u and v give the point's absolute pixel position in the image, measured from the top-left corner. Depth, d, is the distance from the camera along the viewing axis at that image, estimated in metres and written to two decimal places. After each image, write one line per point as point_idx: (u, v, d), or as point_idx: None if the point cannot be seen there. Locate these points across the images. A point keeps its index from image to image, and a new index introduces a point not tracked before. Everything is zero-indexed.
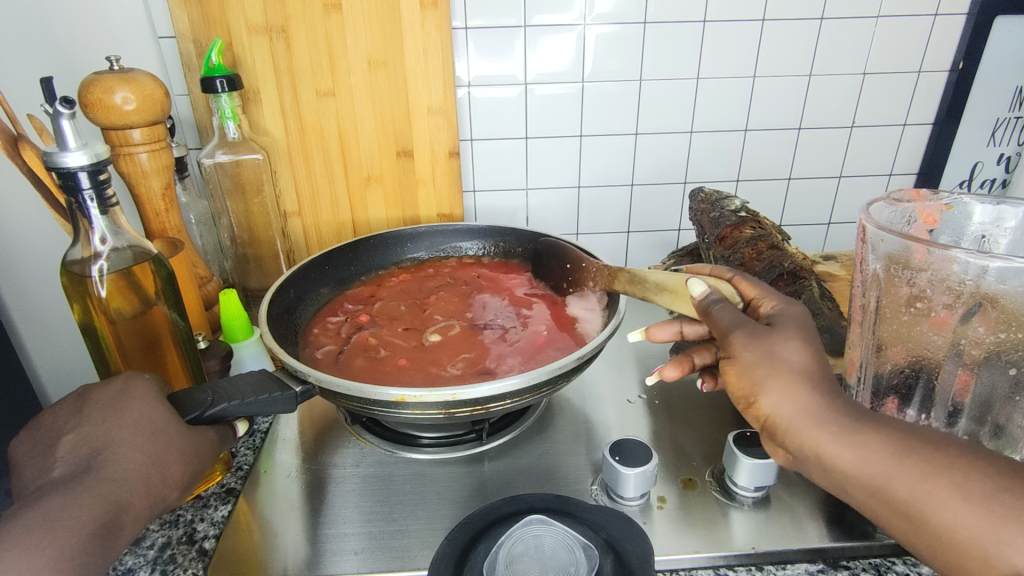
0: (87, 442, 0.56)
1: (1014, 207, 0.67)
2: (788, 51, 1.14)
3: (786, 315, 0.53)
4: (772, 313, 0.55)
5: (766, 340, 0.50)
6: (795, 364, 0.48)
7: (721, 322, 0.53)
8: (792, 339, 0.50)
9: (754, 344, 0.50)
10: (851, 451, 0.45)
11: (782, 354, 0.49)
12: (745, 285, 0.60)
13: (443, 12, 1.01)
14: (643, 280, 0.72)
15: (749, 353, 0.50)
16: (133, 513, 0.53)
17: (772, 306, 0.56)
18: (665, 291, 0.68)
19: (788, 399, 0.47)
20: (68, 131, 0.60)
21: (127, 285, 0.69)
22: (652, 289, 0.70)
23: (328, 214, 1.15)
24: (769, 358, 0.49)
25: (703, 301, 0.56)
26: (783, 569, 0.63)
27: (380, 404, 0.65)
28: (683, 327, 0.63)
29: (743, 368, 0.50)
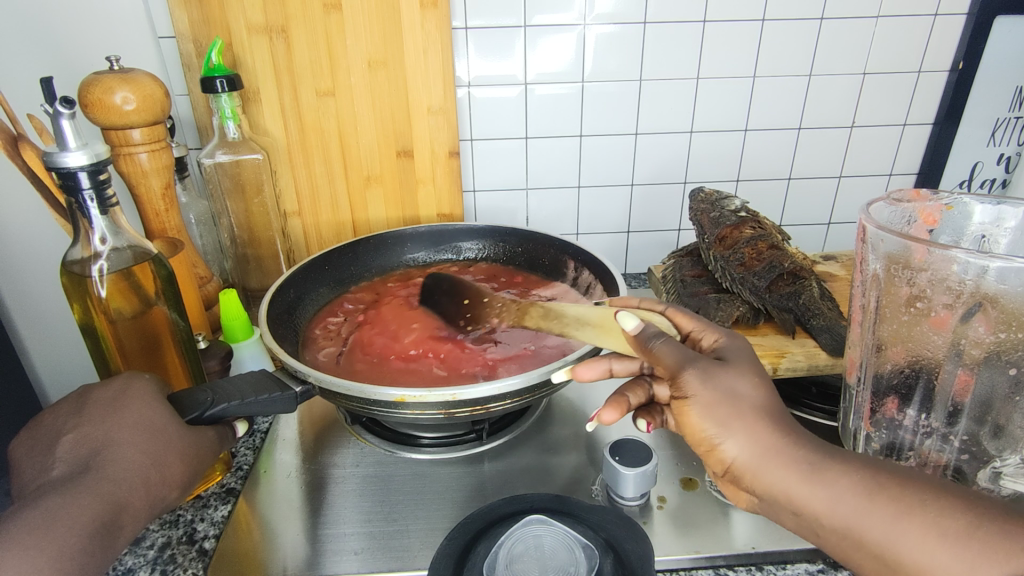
0: (87, 442, 0.56)
1: (1014, 207, 0.67)
2: (788, 51, 1.14)
3: (733, 348, 0.53)
4: (716, 346, 0.55)
5: (721, 377, 0.49)
6: (753, 401, 0.48)
7: (665, 360, 0.51)
8: (747, 375, 0.50)
9: (709, 384, 0.49)
10: (821, 492, 0.45)
11: (740, 391, 0.49)
12: (682, 317, 0.59)
13: (443, 12, 1.01)
14: (562, 316, 0.72)
15: (706, 392, 0.48)
16: (133, 513, 0.53)
17: (715, 339, 0.56)
18: (589, 327, 0.67)
19: (750, 443, 0.47)
20: (68, 131, 0.60)
21: (127, 285, 0.69)
22: (572, 323, 0.70)
23: (328, 214, 1.15)
24: (728, 398, 0.48)
25: (640, 336, 0.53)
26: (783, 570, 0.63)
27: (380, 404, 0.65)
28: (612, 364, 0.58)
29: (702, 408, 0.48)
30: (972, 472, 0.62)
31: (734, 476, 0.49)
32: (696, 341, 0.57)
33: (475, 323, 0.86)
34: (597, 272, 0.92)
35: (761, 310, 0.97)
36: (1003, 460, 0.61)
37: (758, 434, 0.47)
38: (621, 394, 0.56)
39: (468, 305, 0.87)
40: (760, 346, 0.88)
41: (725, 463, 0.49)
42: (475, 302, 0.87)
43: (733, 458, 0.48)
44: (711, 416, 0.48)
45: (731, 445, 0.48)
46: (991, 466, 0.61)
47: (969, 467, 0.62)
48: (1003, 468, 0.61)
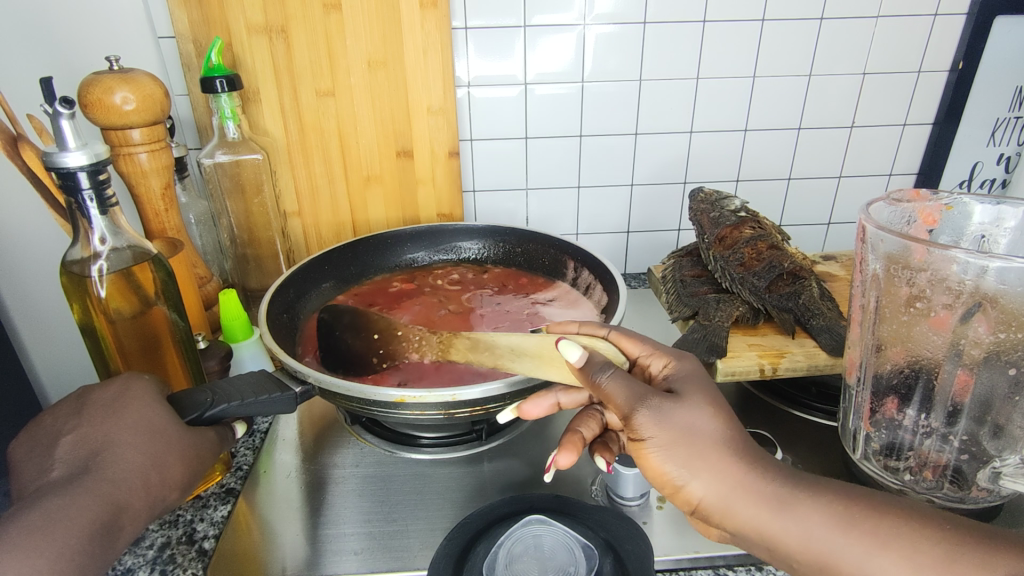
0: (86, 443, 0.56)
1: (1014, 207, 0.67)
2: (788, 51, 1.14)
3: (682, 376, 0.54)
4: (667, 373, 0.56)
5: (674, 413, 0.49)
6: (710, 434, 0.48)
7: (615, 398, 0.51)
8: (702, 407, 0.50)
9: (664, 424, 0.49)
10: (790, 526, 0.45)
11: (698, 426, 0.49)
12: (628, 342, 0.60)
13: (443, 12, 1.01)
14: (492, 347, 0.70)
15: (662, 433, 0.49)
16: (132, 514, 0.53)
17: (664, 367, 0.57)
18: (527, 357, 0.66)
19: (715, 482, 0.47)
20: (68, 131, 0.60)
21: (127, 286, 0.69)
22: (506, 355, 0.68)
23: (327, 214, 1.15)
24: (684, 435, 0.48)
25: (588, 371, 0.53)
26: (784, 570, 0.63)
27: (380, 404, 0.65)
28: (559, 398, 0.62)
29: (661, 449, 0.49)
30: (972, 472, 0.62)
31: (705, 514, 0.49)
32: (645, 367, 0.59)
33: (391, 360, 0.77)
34: (597, 272, 0.93)
35: (762, 310, 0.96)
36: (1002, 460, 0.61)
37: (722, 473, 0.47)
38: (574, 432, 0.60)
39: (379, 340, 0.78)
40: (760, 347, 0.88)
41: (692, 503, 0.49)
42: (388, 336, 0.78)
43: (701, 497, 0.48)
44: (672, 459, 0.48)
45: (697, 486, 0.48)
46: (991, 466, 0.61)
47: (969, 467, 0.62)
48: (1002, 468, 0.60)
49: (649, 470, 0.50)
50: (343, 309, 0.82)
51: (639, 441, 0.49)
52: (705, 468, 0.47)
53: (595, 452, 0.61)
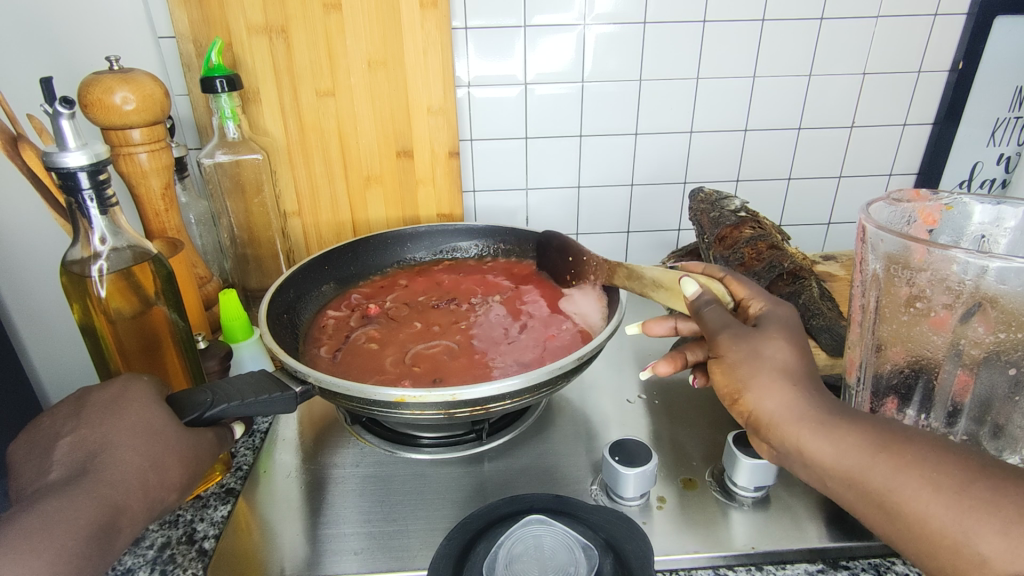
0: (84, 445, 0.56)
1: (1014, 207, 0.67)
2: (788, 51, 1.14)
3: (774, 317, 0.55)
4: (760, 313, 0.56)
5: (751, 340, 0.52)
6: (778, 362, 0.50)
7: (709, 323, 0.55)
8: (777, 341, 0.51)
9: (739, 343, 0.52)
10: (829, 444, 0.47)
11: (768, 355, 0.51)
12: (737, 285, 0.60)
13: (443, 12, 1.01)
14: (641, 277, 0.73)
15: (734, 352, 0.52)
16: (131, 515, 0.53)
17: (761, 306, 0.57)
18: (663, 289, 0.69)
19: (770, 396, 0.49)
20: (68, 131, 0.60)
21: (127, 286, 0.69)
22: (648, 285, 0.71)
23: (328, 214, 1.15)
24: (753, 357, 0.51)
25: (695, 302, 0.56)
26: (784, 570, 0.63)
27: (380, 404, 0.65)
28: (677, 322, 0.64)
29: (729, 364, 0.51)
30: None
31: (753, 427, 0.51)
32: (747, 308, 0.59)
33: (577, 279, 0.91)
34: None
35: None
36: (1004, 459, 0.61)
37: (778, 388, 0.49)
38: (679, 350, 0.61)
39: (572, 262, 0.93)
40: None
41: (747, 413, 0.51)
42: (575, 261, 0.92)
43: (752, 410, 0.50)
44: (735, 372, 0.51)
45: (752, 396, 0.50)
46: None
47: None
48: None
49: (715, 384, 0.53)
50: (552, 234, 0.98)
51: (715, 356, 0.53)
52: (764, 383, 0.49)
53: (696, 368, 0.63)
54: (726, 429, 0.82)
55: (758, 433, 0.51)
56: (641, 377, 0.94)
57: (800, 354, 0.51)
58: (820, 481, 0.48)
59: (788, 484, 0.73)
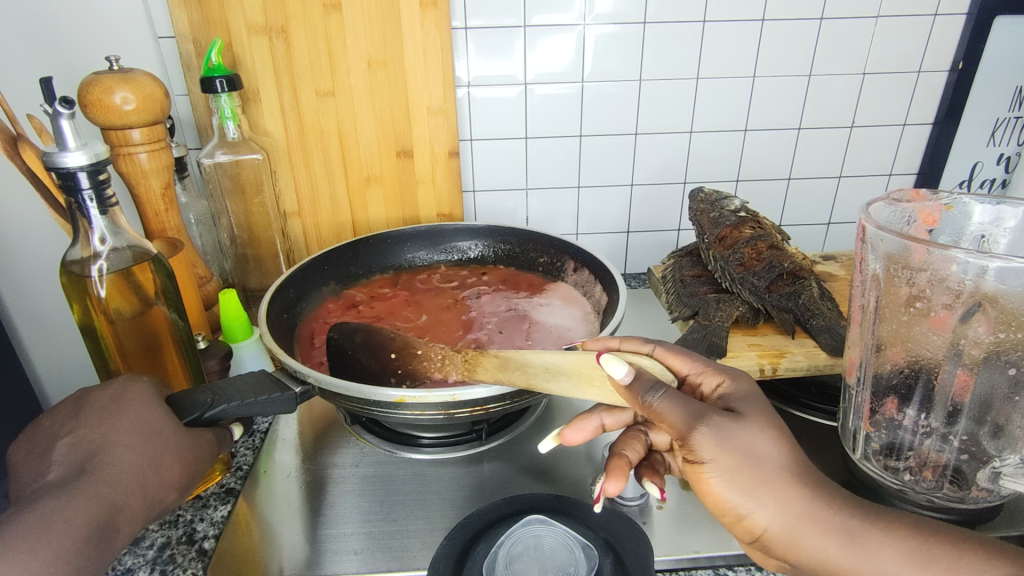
0: (82, 445, 0.56)
1: (1014, 207, 0.67)
2: (788, 51, 1.14)
3: (739, 395, 0.53)
4: (721, 392, 0.55)
5: (740, 436, 0.48)
6: (775, 460, 0.48)
7: (668, 417, 0.49)
8: (763, 432, 0.49)
9: (728, 446, 0.48)
10: (861, 560, 0.45)
11: (759, 451, 0.48)
12: (677, 360, 0.59)
13: (443, 12, 1.01)
14: (524, 365, 0.65)
15: (726, 456, 0.47)
16: (129, 515, 0.53)
17: (716, 386, 0.56)
18: (565, 376, 0.62)
19: (780, 513, 0.47)
20: (68, 132, 0.60)
21: (127, 286, 0.69)
22: (540, 373, 0.64)
23: (327, 214, 1.15)
24: (750, 458, 0.47)
25: (639, 393, 0.51)
26: None
27: (380, 405, 0.65)
28: (603, 419, 0.62)
29: (720, 473, 0.47)
30: (972, 472, 0.62)
31: (766, 544, 0.49)
32: (696, 386, 0.58)
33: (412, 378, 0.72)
34: (597, 272, 0.93)
35: (762, 311, 0.96)
36: (1002, 460, 0.60)
37: (790, 503, 0.47)
38: (619, 453, 0.58)
39: (397, 360, 0.73)
40: (760, 347, 0.88)
41: (756, 530, 0.48)
42: (405, 355, 0.73)
43: (764, 528, 0.47)
44: (735, 485, 0.47)
45: (762, 515, 0.47)
46: (991, 466, 0.61)
47: (969, 467, 0.62)
48: (1003, 468, 0.60)
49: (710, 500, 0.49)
50: (354, 328, 0.75)
51: (696, 463, 0.48)
52: (769, 494, 0.47)
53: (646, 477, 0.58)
54: None
55: (771, 551, 0.49)
56: None
57: (788, 447, 0.49)
58: None
59: None
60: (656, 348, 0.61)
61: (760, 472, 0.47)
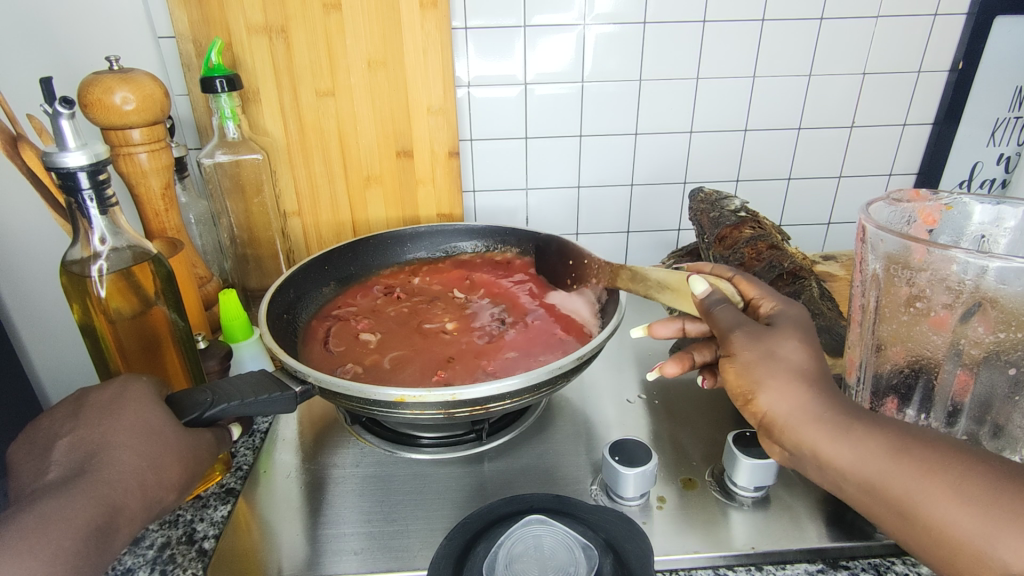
0: (82, 445, 0.56)
1: (1014, 207, 0.67)
2: (788, 50, 1.14)
3: (787, 316, 0.55)
4: (772, 313, 0.56)
5: (767, 340, 0.51)
6: (793, 363, 0.50)
7: (720, 323, 0.55)
8: (791, 340, 0.52)
9: (753, 344, 0.52)
10: (845, 448, 0.47)
11: (783, 354, 0.51)
12: (745, 285, 0.60)
13: (443, 12, 1.01)
14: (644, 279, 0.71)
15: (749, 352, 0.52)
16: (129, 515, 0.53)
17: (772, 306, 0.57)
18: (668, 291, 0.68)
19: (783, 398, 0.49)
20: (68, 132, 0.60)
21: (127, 285, 0.69)
22: (653, 288, 0.70)
23: (328, 214, 1.15)
24: (768, 358, 0.51)
25: (704, 300, 0.57)
26: (783, 570, 0.63)
27: (380, 404, 0.65)
28: (685, 324, 0.66)
29: (742, 363, 0.52)
30: None
31: (766, 428, 0.51)
32: (757, 308, 0.59)
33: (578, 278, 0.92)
34: None
35: None
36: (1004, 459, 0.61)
37: (791, 391, 0.49)
38: (686, 352, 0.63)
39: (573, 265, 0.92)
40: None
41: (761, 414, 0.51)
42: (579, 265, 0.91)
43: (766, 411, 0.50)
44: (748, 373, 0.51)
45: (768, 397, 0.50)
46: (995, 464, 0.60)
47: None
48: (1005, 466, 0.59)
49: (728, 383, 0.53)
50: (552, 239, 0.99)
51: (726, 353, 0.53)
52: (776, 383, 0.49)
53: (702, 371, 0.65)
54: (726, 428, 0.82)
55: (770, 435, 0.51)
56: (641, 378, 0.94)
57: (813, 355, 0.51)
58: (835, 484, 0.49)
59: (789, 484, 0.73)
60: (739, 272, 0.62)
61: (776, 367, 0.50)
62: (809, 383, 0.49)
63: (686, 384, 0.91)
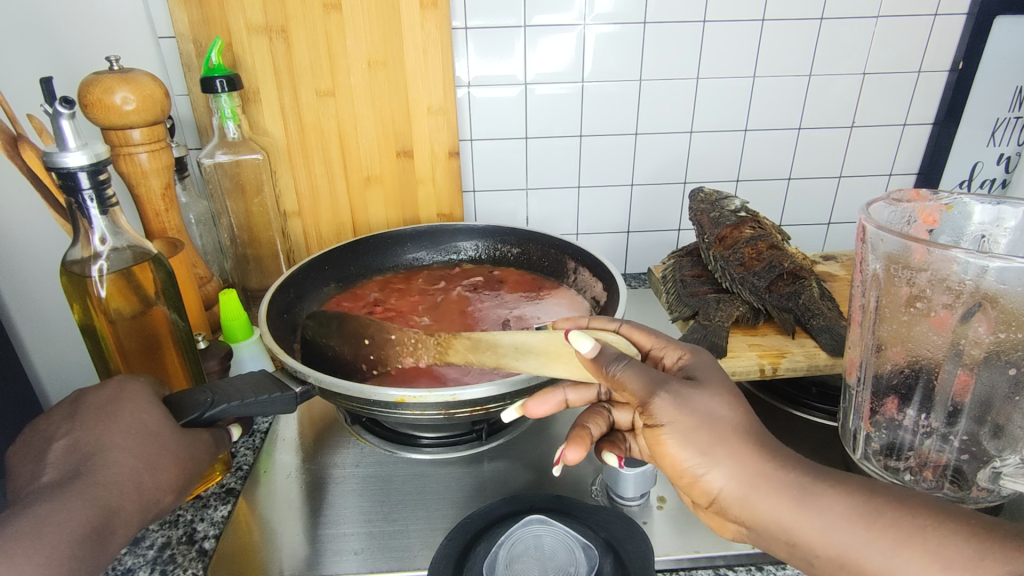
0: (77, 448, 0.56)
1: (1014, 207, 0.67)
2: (788, 51, 1.14)
3: (698, 365, 0.54)
4: (680, 364, 0.55)
5: (695, 400, 0.49)
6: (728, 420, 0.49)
7: (630, 387, 0.50)
8: (719, 396, 0.50)
9: (685, 408, 0.49)
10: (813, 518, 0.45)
11: (717, 413, 0.49)
12: (641, 335, 0.58)
13: (443, 12, 1.01)
14: (495, 345, 0.70)
15: (683, 417, 0.48)
16: (125, 517, 0.53)
17: (678, 357, 0.56)
18: (534, 354, 0.66)
19: (735, 472, 0.48)
20: (68, 132, 0.60)
21: (127, 286, 0.69)
22: (509, 352, 0.68)
23: (327, 214, 1.15)
24: (706, 420, 0.48)
25: (601, 361, 0.52)
26: (783, 570, 0.63)
27: (380, 404, 0.65)
28: (566, 394, 0.61)
29: (678, 435, 0.48)
30: (972, 472, 0.62)
31: (720, 507, 0.49)
32: (658, 359, 0.58)
33: (382, 366, 0.78)
34: (597, 271, 0.93)
35: (762, 310, 0.96)
36: (1003, 460, 0.61)
37: (742, 462, 0.48)
38: (582, 425, 0.57)
39: (370, 346, 0.79)
40: (760, 347, 0.89)
41: (712, 492, 0.49)
42: (378, 340, 0.79)
43: (719, 489, 0.48)
44: (692, 445, 0.48)
45: (717, 475, 0.48)
46: (991, 466, 0.61)
47: (969, 467, 0.62)
48: (1003, 468, 0.60)
49: (668, 461, 0.50)
50: (330, 317, 0.84)
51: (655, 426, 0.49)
52: (726, 456, 0.48)
53: (604, 449, 0.58)
54: None
55: (726, 514, 0.49)
56: None
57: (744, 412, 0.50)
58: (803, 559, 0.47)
59: None
60: (624, 322, 0.60)
61: (716, 434, 0.48)
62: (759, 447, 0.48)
63: None
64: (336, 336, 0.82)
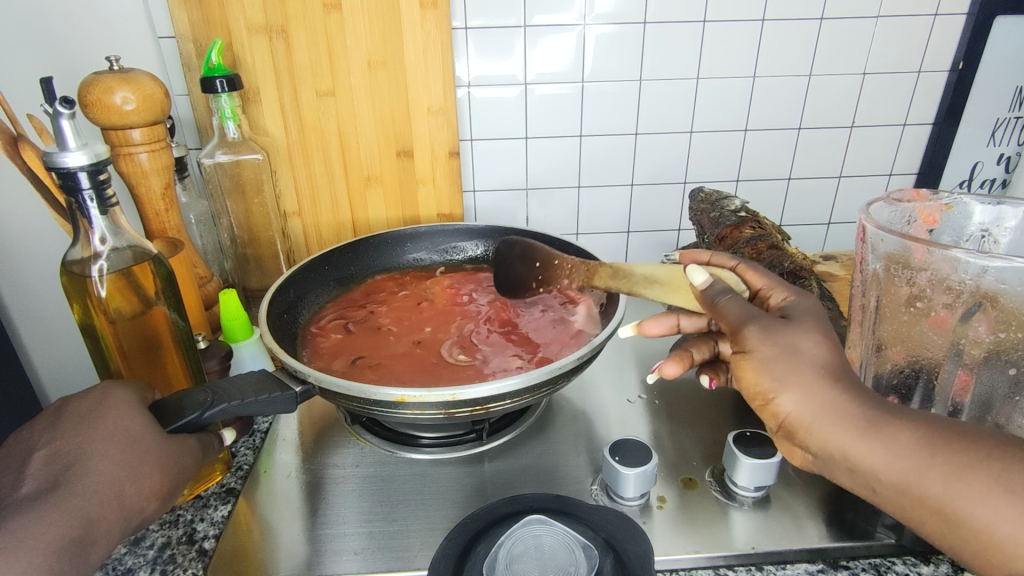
0: (58, 458, 0.55)
1: (1014, 207, 0.67)
2: (788, 51, 1.14)
3: (799, 308, 0.53)
4: (784, 305, 0.55)
5: (784, 334, 0.49)
6: (814, 357, 0.48)
7: (728, 316, 0.52)
8: (811, 332, 0.49)
9: (769, 340, 0.49)
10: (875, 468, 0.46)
11: (802, 348, 0.48)
12: (752, 274, 0.58)
13: (443, 12, 1.01)
14: (630, 275, 0.71)
15: (766, 348, 0.49)
16: (106, 527, 0.53)
17: (784, 298, 0.55)
18: (658, 285, 0.68)
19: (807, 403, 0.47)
20: (68, 132, 0.60)
21: (127, 285, 0.69)
22: (641, 282, 0.70)
23: (328, 214, 1.15)
24: (790, 354, 0.48)
25: (707, 291, 0.54)
26: (783, 569, 0.63)
27: (380, 404, 0.65)
28: (679, 320, 0.66)
29: (761, 362, 0.48)
30: None
31: (788, 430, 0.49)
32: (765, 299, 0.57)
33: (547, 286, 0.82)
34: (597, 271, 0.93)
35: None
36: None
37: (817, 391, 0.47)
38: (684, 351, 0.62)
39: (539, 269, 0.83)
40: None
41: (780, 416, 0.49)
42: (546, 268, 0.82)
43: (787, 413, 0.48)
44: (769, 372, 0.48)
45: (789, 399, 0.48)
46: None
47: None
48: None
49: (743, 382, 0.50)
50: (515, 242, 0.86)
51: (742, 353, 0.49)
52: (799, 384, 0.47)
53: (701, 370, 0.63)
54: (726, 428, 0.82)
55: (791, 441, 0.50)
56: (642, 378, 0.94)
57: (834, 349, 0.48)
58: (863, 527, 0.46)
59: (789, 485, 0.73)
60: (743, 261, 0.61)
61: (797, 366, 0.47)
62: (834, 381, 0.47)
63: (685, 384, 0.91)
64: (516, 259, 0.87)
